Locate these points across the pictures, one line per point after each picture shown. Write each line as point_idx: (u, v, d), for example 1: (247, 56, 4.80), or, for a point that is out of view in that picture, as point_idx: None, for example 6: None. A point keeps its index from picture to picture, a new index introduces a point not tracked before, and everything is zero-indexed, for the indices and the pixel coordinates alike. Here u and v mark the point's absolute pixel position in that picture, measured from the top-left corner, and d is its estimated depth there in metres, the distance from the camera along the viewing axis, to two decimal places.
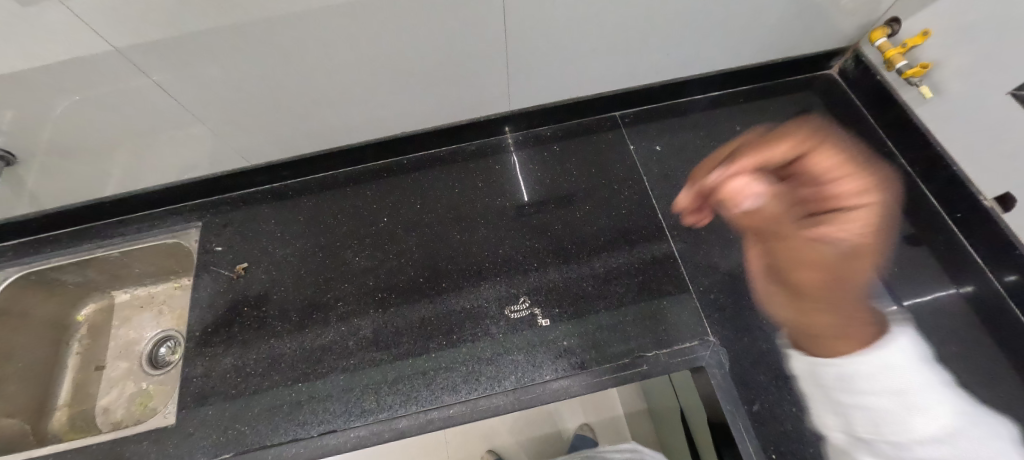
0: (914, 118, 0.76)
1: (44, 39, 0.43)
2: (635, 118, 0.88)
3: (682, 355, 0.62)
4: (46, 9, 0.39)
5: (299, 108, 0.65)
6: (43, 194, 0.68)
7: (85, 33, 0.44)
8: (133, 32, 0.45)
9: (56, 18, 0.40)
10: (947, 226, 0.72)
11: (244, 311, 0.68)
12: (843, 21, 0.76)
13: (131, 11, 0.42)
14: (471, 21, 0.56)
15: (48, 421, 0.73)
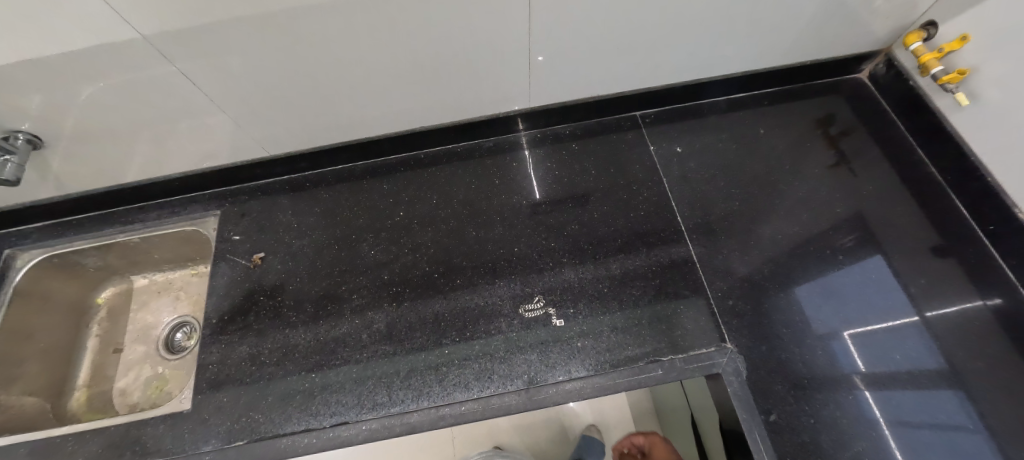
0: (947, 126, 0.73)
1: (74, 24, 0.43)
2: (655, 118, 0.87)
3: (698, 361, 0.61)
4: None
5: (319, 100, 0.65)
6: (68, 178, 0.69)
7: (115, 19, 0.44)
8: (161, 20, 0.46)
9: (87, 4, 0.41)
10: (978, 238, 0.70)
11: (260, 301, 0.69)
12: (876, 24, 0.74)
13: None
14: (495, 16, 0.55)
15: (68, 400, 0.75)
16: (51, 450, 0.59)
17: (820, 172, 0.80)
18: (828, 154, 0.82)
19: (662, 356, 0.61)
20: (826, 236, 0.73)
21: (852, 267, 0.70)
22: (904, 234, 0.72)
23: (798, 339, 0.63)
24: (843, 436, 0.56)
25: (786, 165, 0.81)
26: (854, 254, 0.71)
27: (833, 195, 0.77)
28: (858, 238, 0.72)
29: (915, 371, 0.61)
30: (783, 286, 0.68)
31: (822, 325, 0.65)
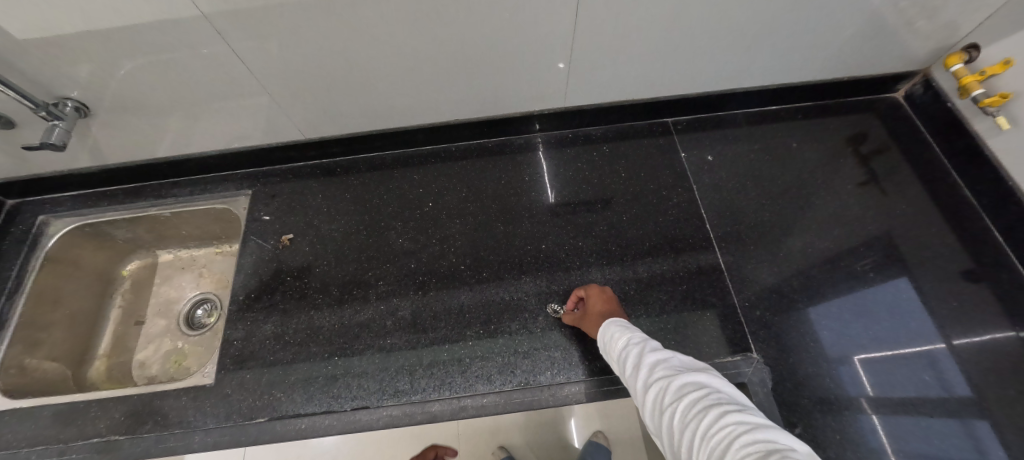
0: (985, 150, 0.73)
1: None
2: (686, 125, 0.87)
3: (723, 369, 0.60)
4: None
5: (359, 87, 0.67)
6: (110, 149, 0.71)
7: None
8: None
9: None
10: (1013, 264, 0.69)
11: (287, 281, 0.69)
12: (917, 43, 0.74)
13: None
14: (542, 13, 0.56)
15: (88, 368, 0.76)
16: (74, 415, 0.59)
17: (852, 189, 0.79)
18: (860, 172, 0.81)
19: None
20: (857, 253, 0.72)
21: (882, 287, 0.69)
22: (936, 256, 0.71)
23: (826, 354, 0.62)
24: (869, 455, 0.55)
25: (818, 180, 0.80)
26: (885, 272, 0.70)
27: (865, 212, 0.76)
28: (889, 257, 0.72)
29: (949, 395, 0.60)
30: (811, 300, 0.67)
31: (851, 341, 0.64)
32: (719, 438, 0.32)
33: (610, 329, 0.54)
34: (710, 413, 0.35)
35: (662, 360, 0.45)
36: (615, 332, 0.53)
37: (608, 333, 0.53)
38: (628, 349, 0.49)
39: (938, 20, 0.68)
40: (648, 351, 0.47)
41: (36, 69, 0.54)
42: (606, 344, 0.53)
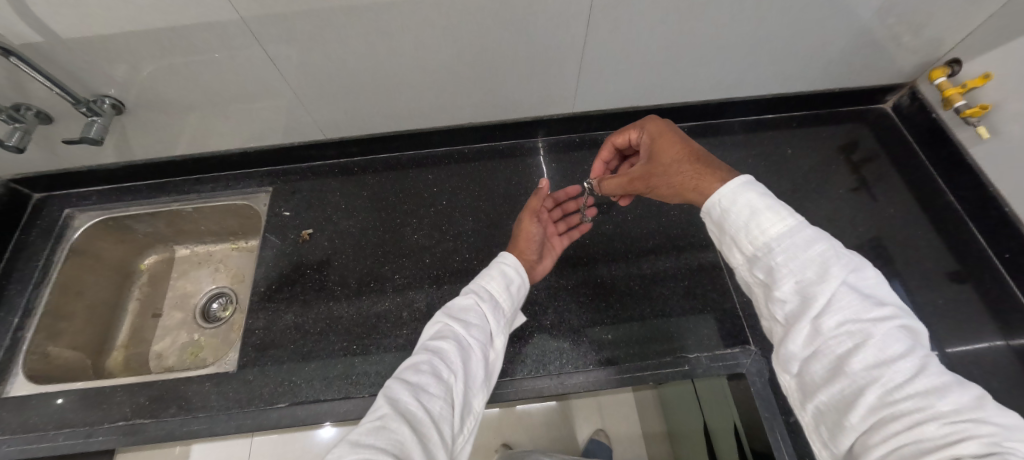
0: (968, 158, 0.77)
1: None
2: (688, 132, 0.91)
3: (723, 361, 0.64)
4: None
5: (380, 90, 0.70)
6: (138, 145, 0.74)
7: None
8: (259, 3, 0.51)
9: None
10: (994, 265, 0.73)
11: (307, 274, 0.72)
12: (904, 57, 0.79)
13: None
14: (556, 22, 0.61)
15: (107, 358, 0.78)
16: (101, 399, 0.62)
17: (844, 193, 0.83)
18: (851, 178, 0.85)
19: (689, 353, 0.64)
20: None
21: None
22: (924, 257, 0.75)
23: None
24: None
25: (812, 185, 0.84)
26: None
27: (856, 215, 0.81)
28: (879, 258, 0.75)
29: None
30: None
31: None
32: (940, 427, 0.27)
33: (751, 197, 0.39)
34: (919, 390, 0.29)
35: (844, 276, 0.35)
36: (768, 210, 0.38)
37: (749, 201, 0.39)
38: (787, 242, 0.37)
39: (923, 36, 0.73)
40: (827, 263, 0.35)
41: (81, 66, 0.57)
42: (737, 216, 0.40)
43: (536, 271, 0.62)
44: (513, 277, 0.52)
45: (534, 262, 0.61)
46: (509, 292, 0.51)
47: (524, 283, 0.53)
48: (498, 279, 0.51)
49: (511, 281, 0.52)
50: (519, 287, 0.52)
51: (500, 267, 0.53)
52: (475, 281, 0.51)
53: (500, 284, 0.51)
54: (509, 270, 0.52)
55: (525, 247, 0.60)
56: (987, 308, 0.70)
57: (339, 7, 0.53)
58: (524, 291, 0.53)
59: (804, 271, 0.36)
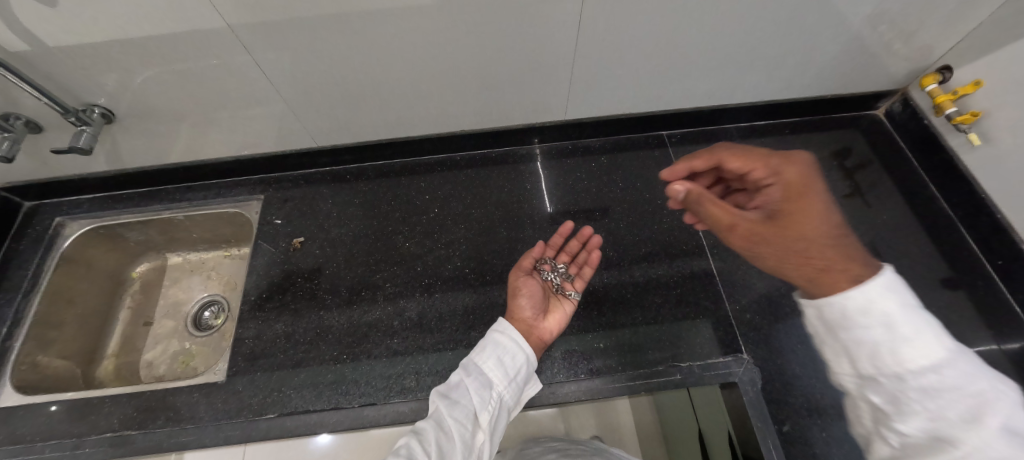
0: (959, 165, 0.78)
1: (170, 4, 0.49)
2: (680, 138, 0.91)
3: (715, 369, 0.63)
4: None
5: (372, 98, 0.70)
6: (130, 154, 0.74)
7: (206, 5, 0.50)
8: (248, 11, 0.51)
9: None
10: (987, 272, 0.73)
11: (298, 282, 0.72)
12: (895, 64, 0.79)
13: None
14: (545, 29, 0.61)
15: (97, 368, 0.77)
16: (89, 409, 0.61)
17: (837, 200, 0.83)
18: (845, 184, 0.85)
19: (681, 361, 0.64)
20: None
21: None
22: (918, 264, 0.75)
23: (814, 355, 0.65)
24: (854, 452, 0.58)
25: None
26: None
27: (849, 222, 0.81)
28: None
29: None
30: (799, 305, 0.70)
31: None
32: None
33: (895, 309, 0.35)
34: None
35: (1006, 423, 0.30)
36: (917, 334, 0.34)
37: (886, 314, 0.35)
38: (935, 374, 0.33)
39: (913, 43, 0.74)
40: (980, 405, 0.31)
41: (72, 75, 0.57)
42: (852, 321, 0.36)
43: (542, 327, 0.61)
44: (506, 348, 0.54)
45: (536, 318, 0.61)
46: (503, 363, 0.52)
47: (522, 352, 0.54)
48: (489, 351, 0.53)
49: (504, 352, 0.53)
50: (516, 357, 0.53)
51: (493, 337, 0.55)
52: (468, 357, 0.54)
53: (491, 357, 0.52)
54: (503, 340, 0.54)
55: (520, 305, 0.62)
56: (980, 315, 0.70)
57: (329, 14, 0.54)
58: (523, 361, 0.54)
59: (949, 411, 0.32)
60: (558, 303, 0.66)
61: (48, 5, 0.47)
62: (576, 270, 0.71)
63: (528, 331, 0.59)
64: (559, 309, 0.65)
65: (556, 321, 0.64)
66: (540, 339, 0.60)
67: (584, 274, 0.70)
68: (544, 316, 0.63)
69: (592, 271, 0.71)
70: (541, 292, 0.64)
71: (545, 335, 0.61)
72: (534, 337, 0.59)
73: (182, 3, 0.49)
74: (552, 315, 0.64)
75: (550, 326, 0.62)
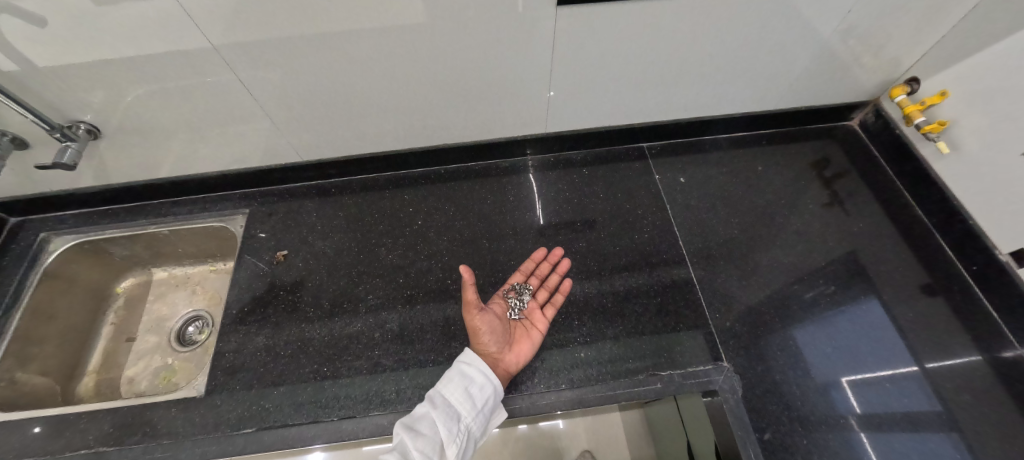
0: (932, 172, 0.80)
1: (153, 25, 0.51)
2: (661, 150, 0.93)
3: (695, 377, 0.64)
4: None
5: (356, 114, 0.72)
6: (117, 169, 0.75)
7: (189, 25, 0.52)
8: (231, 30, 0.53)
9: (161, 6, 0.48)
10: (963, 277, 0.74)
11: (280, 295, 0.72)
12: (865, 77, 0.82)
13: (223, 10, 0.50)
14: (522, 45, 0.63)
15: (77, 384, 0.76)
16: (65, 426, 0.60)
17: (815, 209, 0.85)
18: (823, 193, 0.87)
19: (661, 370, 0.64)
20: (822, 269, 0.76)
21: (845, 307, 0.72)
22: (896, 270, 0.76)
23: (794, 362, 0.66)
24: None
25: (783, 200, 0.86)
26: (848, 286, 0.75)
27: (827, 230, 0.82)
28: (851, 272, 0.76)
29: (907, 400, 0.63)
30: (779, 313, 0.71)
31: (816, 350, 0.67)
32: None
33: None
34: None
35: None
36: None
37: None
38: None
39: (880, 56, 0.77)
40: None
41: (59, 93, 0.59)
42: None
43: (508, 359, 0.62)
44: (473, 379, 0.56)
45: (502, 350, 0.62)
46: (470, 393, 0.54)
47: (490, 383, 0.56)
48: (456, 382, 0.55)
49: (472, 382, 0.55)
50: (483, 387, 0.55)
51: (460, 368, 0.57)
52: (435, 388, 0.55)
53: (458, 388, 0.54)
54: (469, 371, 0.56)
55: (482, 342, 0.61)
56: (961, 320, 0.70)
57: (313, 33, 0.56)
58: (490, 392, 0.55)
59: None
60: (526, 332, 0.66)
61: (39, 24, 0.48)
62: (546, 295, 0.71)
63: (493, 364, 0.60)
64: (527, 339, 0.65)
65: (524, 351, 0.64)
66: (507, 371, 0.61)
67: (554, 298, 0.71)
68: (509, 348, 0.63)
69: (564, 296, 0.71)
70: (505, 325, 0.65)
71: (511, 367, 0.61)
72: (500, 370, 0.60)
73: (166, 24, 0.51)
74: (519, 346, 0.64)
75: (516, 357, 0.62)
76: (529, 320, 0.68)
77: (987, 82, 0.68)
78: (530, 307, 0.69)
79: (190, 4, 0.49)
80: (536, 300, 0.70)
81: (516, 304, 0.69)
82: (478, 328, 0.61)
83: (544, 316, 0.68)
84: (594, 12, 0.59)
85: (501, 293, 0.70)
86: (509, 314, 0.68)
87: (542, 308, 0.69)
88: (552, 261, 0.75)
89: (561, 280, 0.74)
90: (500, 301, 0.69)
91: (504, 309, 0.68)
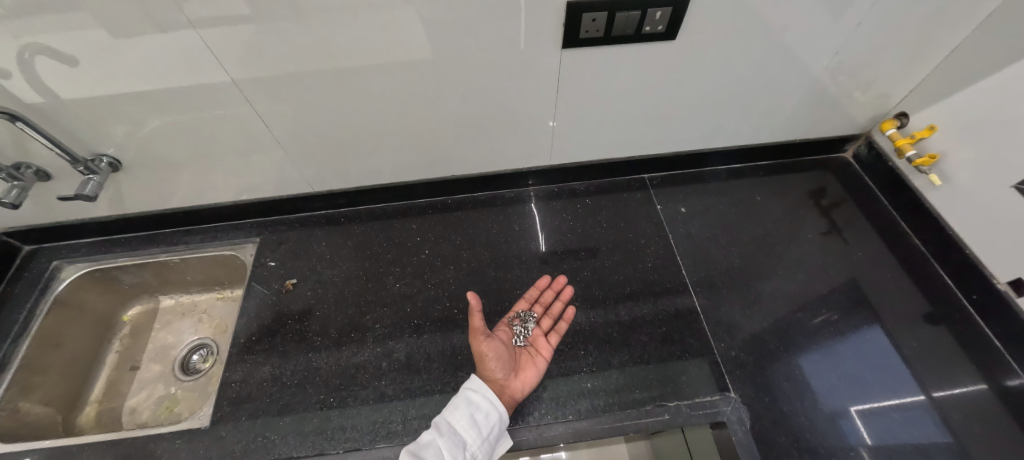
0: (926, 203, 0.82)
1: (179, 62, 0.54)
2: (661, 181, 0.96)
3: (703, 409, 0.63)
4: (180, 34, 0.51)
5: (367, 146, 0.75)
6: (134, 199, 0.77)
7: (212, 62, 0.55)
8: (251, 66, 0.57)
9: (186, 41, 0.52)
10: (964, 307, 0.75)
11: (288, 324, 0.73)
12: (855, 111, 0.86)
13: (242, 46, 0.54)
14: (527, 80, 0.67)
15: (79, 414, 0.75)
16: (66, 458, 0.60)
17: (815, 237, 0.86)
18: (821, 222, 0.89)
19: (668, 401, 0.64)
20: (824, 297, 0.77)
21: (849, 336, 0.72)
22: (897, 299, 0.77)
23: (800, 392, 0.66)
24: None
25: (783, 229, 0.88)
26: (851, 314, 0.75)
27: (828, 258, 0.83)
28: (853, 301, 0.77)
29: (918, 433, 0.62)
30: (784, 342, 0.71)
31: (823, 380, 0.67)
32: None
33: None
34: None
35: None
36: None
37: None
38: None
39: (868, 92, 0.81)
40: None
41: (86, 128, 0.62)
42: None
43: (514, 385, 0.62)
44: (479, 406, 0.55)
45: (508, 377, 0.62)
46: (475, 421, 0.54)
47: (495, 410, 0.56)
48: (462, 409, 0.55)
49: (477, 409, 0.55)
50: (489, 414, 0.55)
51: (466, 394, 0.57)
52: (441, 414, 0.55)
53: (464, 415, 0.54)
54: (475, 398, 0.56)
55: (489, 368, 0.61)
56: (967, 350, 0.70)
57: (328, 68, 0.59)
58: (496, 419, 0.55)
59: None
60: (531, 359, 0.66)
61: (69, 64, 0.52)
62: (550, 323, 0.71)
63: (500, 390, 0.60)
64: (532, 365, 0.65)
65: (529, 378, 0.64)
66: (512, 398, 0.61)
67: (557, 326, 0.71)
68: (515, 374, 0.63)
69: (568, 323, 0.72)
70: (510, 351, 0.66)
71: (517, 394, 0.61)
72: (506, 397, 0.60)
73: (191, 61, 0.54)
74: (524, 372, 0.64)
75: (522, 384, 0.63)
76: (533, 347, 0.68)
77: (971, 117, 0.71)
78: (534, 334, 0.70)
79: (213, 39, 0.52)
80: (540, 328, 0.71)
81: (521, 331, 0.69)
82: (485, 354, 0.62)
83: (548, 343, 0.69)
84: (593, 50, 0.63)
85: (505, 320, 0.71)
86: (514, 341, 0.68)
87: (546, 335, 0.70)
88: (556, 289, 0.76)
89: (564, 308, 0.74)
90: (505, 329, 0.69)
91: (509, 336, 0.68)
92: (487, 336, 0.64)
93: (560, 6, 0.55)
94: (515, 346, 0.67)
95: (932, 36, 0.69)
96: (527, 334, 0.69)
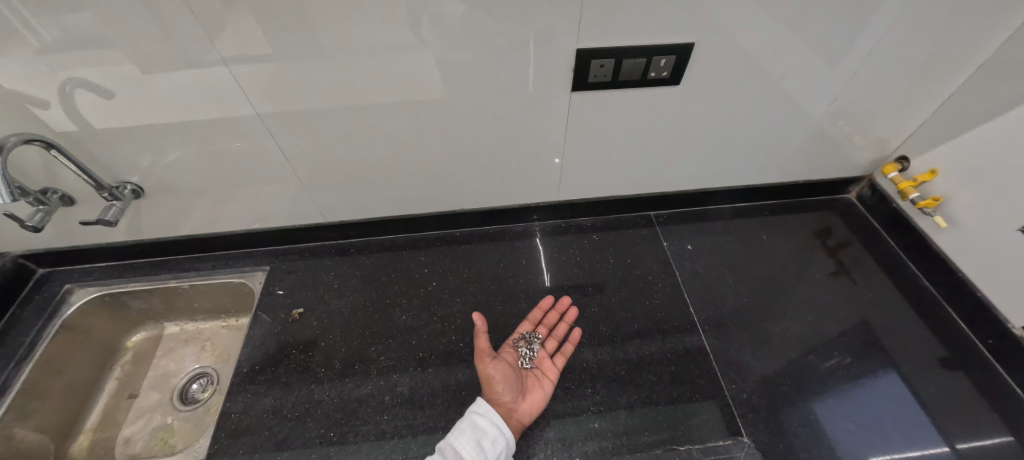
0: (934, 245, 0.82)
1: (210, 96, 0.58)
2: (667, 218, 0.97)
3: (716, 454, 0.61)
4: (216, 72, 0.55)
5: (381, 178, 0.77)
6: (151, 225, 0.79)
7: (241, 98, 0.59)
8: (276, 101, 0.60)
9: (220, 78, 0.55)
10: (982, 352, 0.73)
11: (292, 354, 0.73)
12: (856, 154, 0.88)
13: (270, 83, 0.57)
14: (537, 120, 0.70)
15: (72, 443, 0.74)
16: None
17: (822, 278, 0.86)
18: (829, 263, 0.89)
19: (679, 444, 0.62)
20: (836, 339, 0.76)
21: (864, 380, 0.70)
22: (912, 343, 0.75)
23: (817, 439, 0.63)
24: None
25: (790, 268, 0.88)
26: (866, 358, 0.73)
27: (837, 299, 0.82)
28: (867, 344, 0.75)
29: None
30: (798, 384, 0.69)
31: (840, 426, 0.65)
32: None
33: None
34: None
35: None
36: None
37: None
38: None
39: (868, 136, 0.83)
40: None
41: (115, 157, 0.65)
42: None
43: (522, 408, 0.61)
44: (485, 431, 0.54)
45: (515, 400, 0.62)
46: (482, 447, 0.53)
47: (502, 435, 0.54)
48: (468, 434, 0.54)
49: (483, 435, 0.54)
50: (496, 440, 0.54)
51: (473, 419, 0.56)
52: (447, 439, 0.55)
53: (470, 441, 0.53)
54: (481, 423, 0.55)
55: (496, 391, 0.61)
56: (989, 398, 0.68)
57: (349, 105, 0.63)
58: (503, 445, 0.54)
59: None
60: (537, 381, 0.66)
61: (106, 97, 0.55)
62: (555, 344, 0.72)
63: (507, 414, 0.60)
64: (539, 388, 0.65)
65: (537, 400, 0.63)
66: (520, 422, 0.60)
67: (563, 347, 0.72)
68: (522, 397, 0.63)
69: (574, 345, 0.72)
70: (515, 375, 0.65)
71: (525, 417, 0.61)
72: (514, 420, 0.60)
73: (222, 96, 0.58)
74: (532, 395, 0.64)
75: (530, 407, 0.62)
76: (539, 369, 0.68)
77: (972, 160, 0.73)
78: (540, 355, 0.70)
79: (243, 76, 0.56)
80: (545, 350, 0.71)
81: (527, 352, 0.69)
82: (492, 376, 0.62)
83: (554, 365, 0.69)
84: (602, 94, 0.66)
85: (511, 342, 0.71)
86: (520, 363, 0.68)
87: (551, 357, 0.71)
88: (559, 310, 0.78)
89: (569, 328, 0.76)
90: (511, 350, 0.70)
91: (515, 357, 0.69)
92: (492, 358, 0.65)
93: (572, 53, 0.59)
94: (521, 368, 0.68)
95: (926, 84, 0.72)
96: (533, 356, 0.69)
